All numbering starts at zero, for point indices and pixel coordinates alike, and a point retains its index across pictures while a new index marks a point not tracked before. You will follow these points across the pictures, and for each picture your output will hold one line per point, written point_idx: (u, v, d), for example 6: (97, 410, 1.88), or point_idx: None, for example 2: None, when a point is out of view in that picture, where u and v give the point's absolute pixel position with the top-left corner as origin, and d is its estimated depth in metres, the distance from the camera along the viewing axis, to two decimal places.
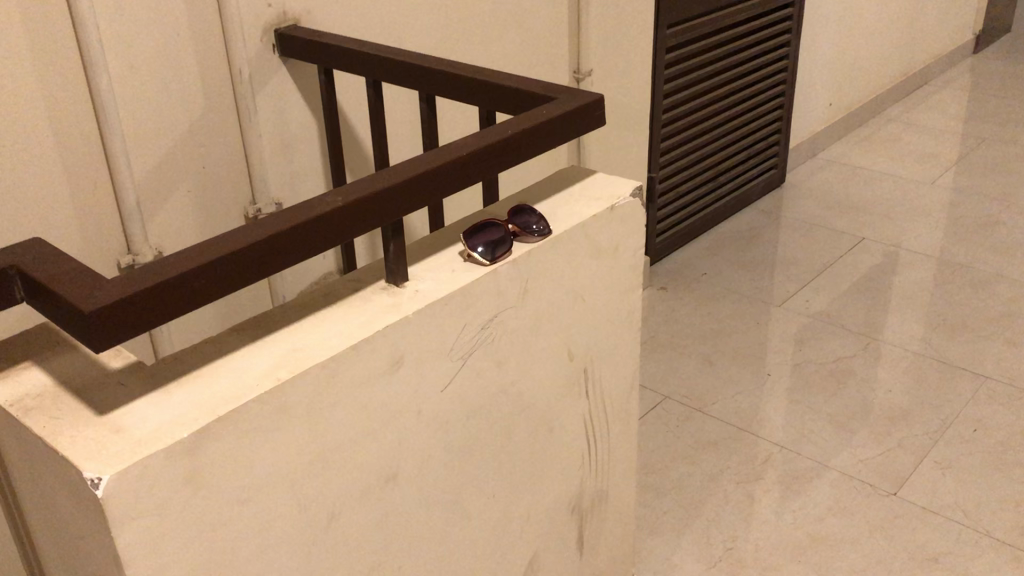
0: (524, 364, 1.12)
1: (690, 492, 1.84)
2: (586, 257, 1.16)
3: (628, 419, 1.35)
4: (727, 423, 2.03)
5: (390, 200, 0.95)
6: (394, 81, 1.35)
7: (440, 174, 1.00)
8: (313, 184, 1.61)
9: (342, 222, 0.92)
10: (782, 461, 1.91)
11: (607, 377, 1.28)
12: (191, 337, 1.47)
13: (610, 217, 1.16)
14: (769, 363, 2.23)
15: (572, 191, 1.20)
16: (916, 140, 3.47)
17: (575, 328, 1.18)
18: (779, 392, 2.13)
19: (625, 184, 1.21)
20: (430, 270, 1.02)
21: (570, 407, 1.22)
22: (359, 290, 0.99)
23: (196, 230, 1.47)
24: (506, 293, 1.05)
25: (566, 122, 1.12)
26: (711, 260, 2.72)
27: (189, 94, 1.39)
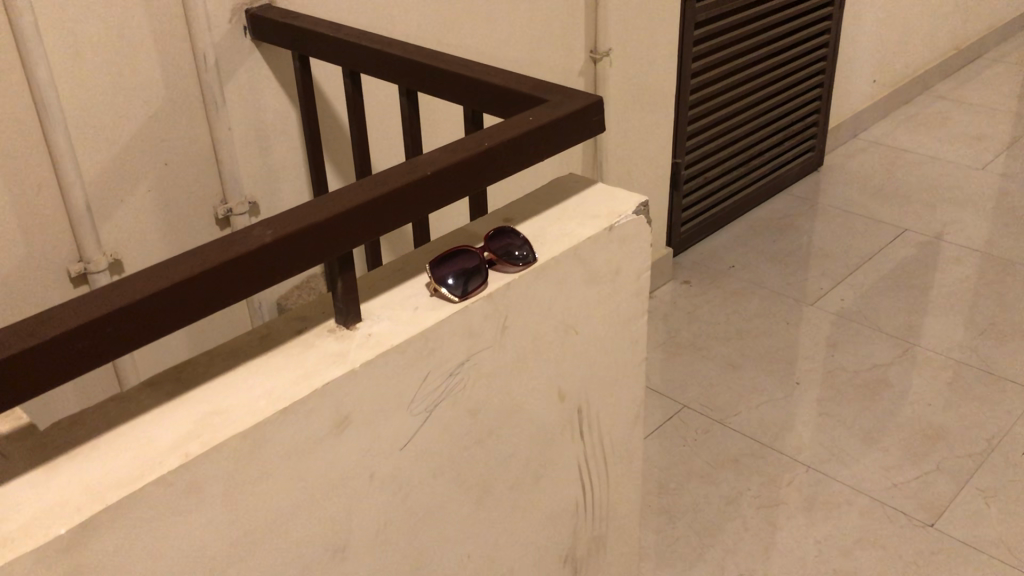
0: (505, 411, 0.97)
1: (705, 518, 1.69)
2: (580, 285, 1.00)
3: (631, 457, 1.20)
4: (750, 437, 1.88)
5: (336, 230, 0.79)
6: (372, 74, 1.20)
7: (402, 197, 0.83)
8: (294, 179, 1.47)
9: (273, 260, 0.76)
10: (807, 483, 1.76)
11: (606, 416, 1.12)
12: (157, 354, 1.34)
13: (608, 239, 1.00)
14: (798, 370, 2.06)
15: (565, 207, 1.04)
16: (967, 119, 3.24)
17: (566, 365, 1.03)
18: (808, 404, 1.96)
19: (627, 200, 1.04)
20: (389, 308, 0.87)
21: (562, 451, 1.07)
22: (303, 333, 0.84)
23: (158, 234, 1.33)
24: (479, 332, 0.90)
25: (559, 129, 0.94)
26: (740, 251, 2.54)
27: (148, 84, 1.25)
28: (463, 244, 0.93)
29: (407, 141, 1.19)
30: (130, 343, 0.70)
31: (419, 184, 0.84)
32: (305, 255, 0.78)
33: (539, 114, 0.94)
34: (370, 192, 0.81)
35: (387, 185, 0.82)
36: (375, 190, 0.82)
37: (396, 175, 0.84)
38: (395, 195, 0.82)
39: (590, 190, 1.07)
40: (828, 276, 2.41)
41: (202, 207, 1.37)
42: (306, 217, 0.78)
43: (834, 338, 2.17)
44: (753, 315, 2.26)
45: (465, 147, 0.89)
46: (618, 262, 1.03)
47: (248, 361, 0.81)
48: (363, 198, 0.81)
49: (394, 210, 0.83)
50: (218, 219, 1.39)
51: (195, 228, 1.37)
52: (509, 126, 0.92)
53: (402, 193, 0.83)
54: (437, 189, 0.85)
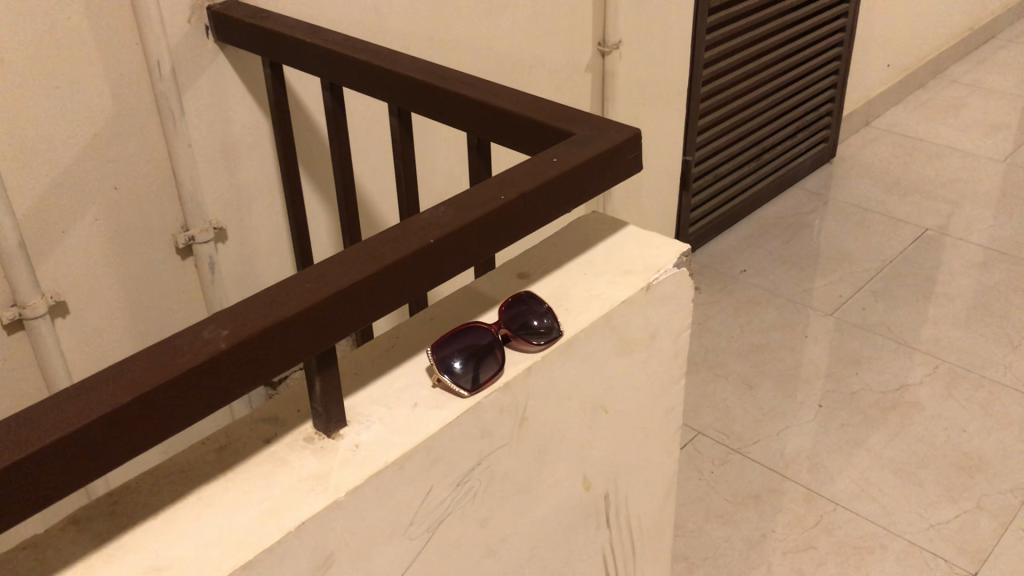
0: (521, 514, 0.80)
1: (726, 565, 1.54)
2: (612, 357, 0.82)
3: (660, 536, 1.04)
4: (772, 470, 1.72)
5: (320, 320, 0.61)
6: (357, 86, 1.01)
7: (403, 271, 0.65)
8: (269, 199, 1.27)
9: (238, 369, 0.58)
10: (836, 524, 1.61)
11: (635, 497, 0.96)
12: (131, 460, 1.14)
13: (645, 300, 0.83)
14: (820, 391, 1.91)
15: (594, 258, 0.86)
16: (984, 107, 3.08)
17: (594, 450, 0.86)
18: (833, 430, 1.81)
19: (666, 248, 0.87)
20: (381, 406, 0.69)
21: (585, 546, 0.91)
22: (274, 445, 0.66)
23: (109, 270, 1.14)
24: (493, 431, 0.73)
25: (590, 172, 0.77)
26: (751, 253, 2.38)
27: (93, 97, 1.05)
28: (471, 320, 0.75)
29: (397, 165, 1.01)
30: (39, 501, 0.52)
31: (423, 254, 0.66)
32: (279, 358, 0.60)
33: (565, 155, 0.76)
34: (363, 267, 0.63)
35: (384, 257, 0.64)
36: (369, 265, 0.64)
37: (393, 243, 0.66)
38: (394, 270, 0.64)
39: (621, 234, 0.89)
40: (847, 282, 2.25)
41: (159, 236, 1.18)
42: (280, 307, 0.60)
43: (858, 354, 2.01)
44: (768, 327, 2.10)
45: (477, 201, 0.71)
46: (656, 325, 0.86)
47: (200, 488, 0.63)
48: (353, 276, 0.63)
49: (392, 289, 0.65)
50: (179, 249, 1.20)
51: (153, 261, 1.18)
52: (530, 172, 0.74)
53: (402, 267, 0.65)
54: (445, 258, 0.67)
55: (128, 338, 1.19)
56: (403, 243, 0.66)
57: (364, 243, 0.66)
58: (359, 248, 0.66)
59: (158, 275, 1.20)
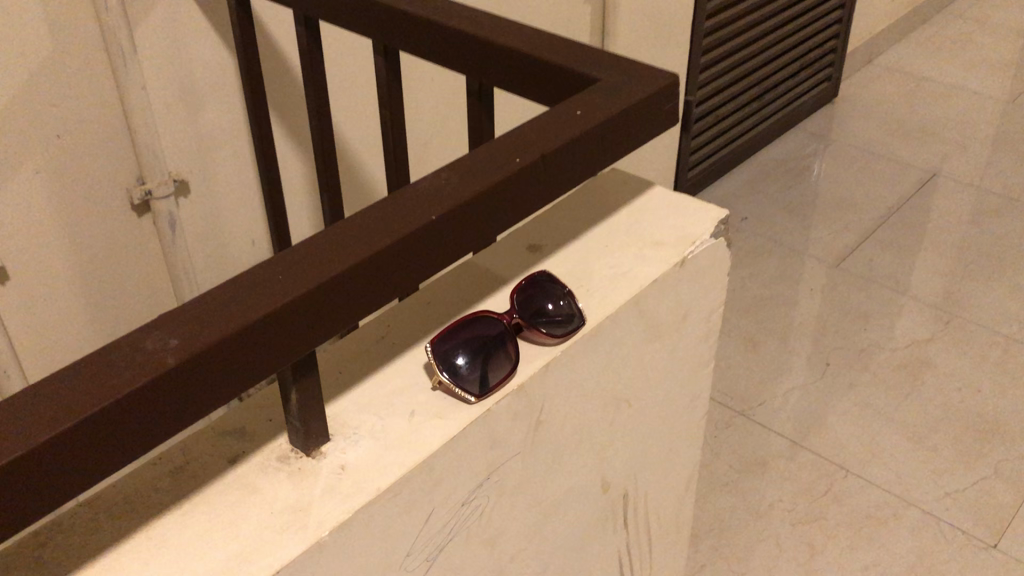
0: (533, 528, 0.69)
1: (733, 536, 1.46)
2: (639, 343, 0.71)
3: (678, 528, 0.93)
4: (779, 433, 1.63)
5: (297, 321, 0.49)
6: (336, 22, 0.86)
7: (399, 256, 0.53)
8: (237, 148, 1.13)
9: (193, 391, 0.45)
10: (847, 492, 1.52)
11: (654, 491, 0.85)
12: None
13: (677, 278, 0.71)
14: (826, 348, 1.81)
15: (619, 227, 0.73)
16: (990, 44, 2.95)
17: (614, 446, 0.75)
18: (841, 389, 1.72)
19: (701, 216, 0.75)
20: (373, 414, 0.57)
21: (598, 552, 0.80)
22: (243, 466, 0.55)
23: (56, 230, 1.00)
24: (505, 440, 0.61)
25: (620, 128, 0.64)
26: (751, 199, 2.26)
27: (29, 31, 0.90)
28: (479, 308, 0.63)
29: (384, 114, 0.87)
30: None
31: (424, 234, 0.53)
32: (247, 372, 0.48)
33: (590, 107, 0.63)
34: (351, 253, 0.51)
35: (377, 239, 0.52)
36: (357, 250, 0.51)
37: (386, 219, 0.54)
38: (389, 255, 0.52)
39: (648, 198, 0.77)
40: (852, 229, 2.14)
41: (113, 189, 1.04)
42: (247, 306, 0.47)
43: (865, 308, 1.91)
44: (771, 279, 1.99)
45: (486, 164, 0.58)
46: (687, 305, 0.74)
47: (152, 523, 0.51)
48: (339, 264, 0.50)
49: (387, 278, 0.52)
50: (135, 205, 1.06)
51: (104, 219, 1.04)
52: (550, 127, 0.62)
53: (399, 249, 0.52)
54: (449, 238, 0.55)
55: (80, 306, 1.06)
56: (400, 220, 0.54)
57: (351, 219, 0.54)
58: (345, 225, 0.53)
59: (112, 236, 1.06)
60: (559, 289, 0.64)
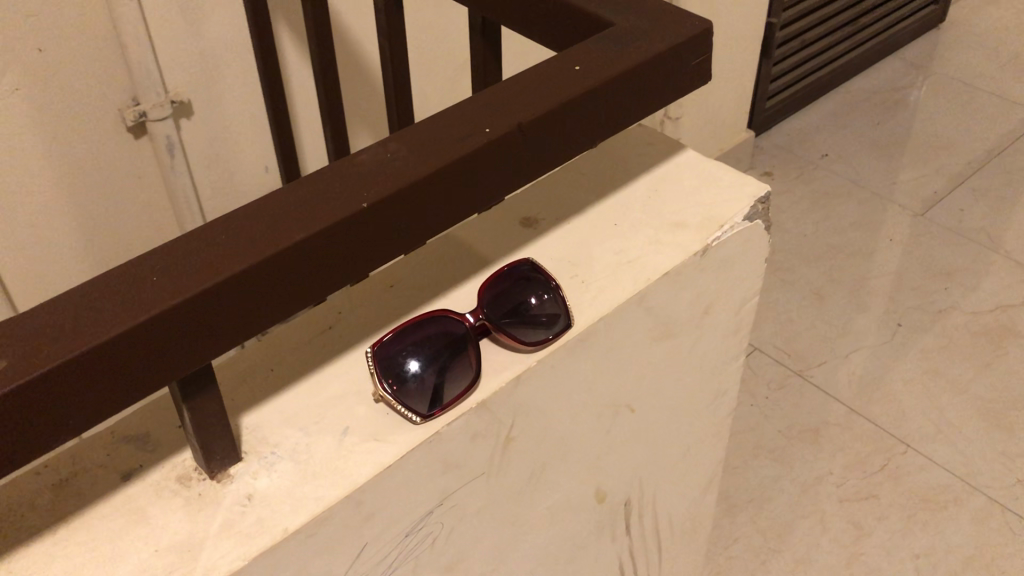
0: (505, 548, 0.59)
1: (774, 510, 1.35)
2: (643, 344, 0.59)
3: (695, 528, 0.83)
4: (837, 399, 1.50)
5: (173, 336, 0.39)
6: None
7: (315, 254, 0.42)
8: (246, 68, 1.03)
9: (30, 421, 0.36)
10: (905, 470, 1.40)
11: (665, 495, 0.75)
12: None
13: (697, 269, 0.59)
14: (900, 307, 1.66)
15: (634, 202, 0.61)
16: None
17: (611, 455, 0.64)
18: (911, 355, 1.57)
19: (737, 191, 0.62)
20: (296, 429, 0.48)
21: (591, 562, 0.71)
22: (135, 484, 0.46)
23: (41, 154, 0.92)
24: (462, 463, 0.51)
25: (629, 90, 0.51)
26: (834, 134, 2.08)
27: None
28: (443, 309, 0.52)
29: (382, 41, 0.75)
30: None
31: (350, 227, 0.43)
32: (104, 398, 0.38)
33: (593, 62, 0.51)
34: (252, 251, 0.41)
35: (288, 233, 0.42)
36: (260, 247, 0.41)
37: (302, 208, 0.43)
38: (300, 255, 0.42)
39: (676, 164, 0.64)
40: (943, 174, 1.95)
41: (105, 111, 0.95)
42: (107, 318, 0.38)
43: (949, 264, 1.74)
44: (847, 226, 1.83)
45: (442, 138, 0.47)
46: (709, 297, 0.62)
47: (18, 553, 0.43)
48: (233, 265, 0.40)
49: (298, 279, 0.42)
50: (130, 126, 0.97)
51: (96, 143, 0.96)
52: (535, 86, 0.49)
53: (314, 245, 0.42)
54: (385, 228, 0.44)
55: (70, 233, 0.99)
56: (323, 207, 0.43)
57: (265, 202, 0.44)
58: (257, 211, 0.43)
59: (105, 159, 0.97)
60: (541, 285, 0.53)
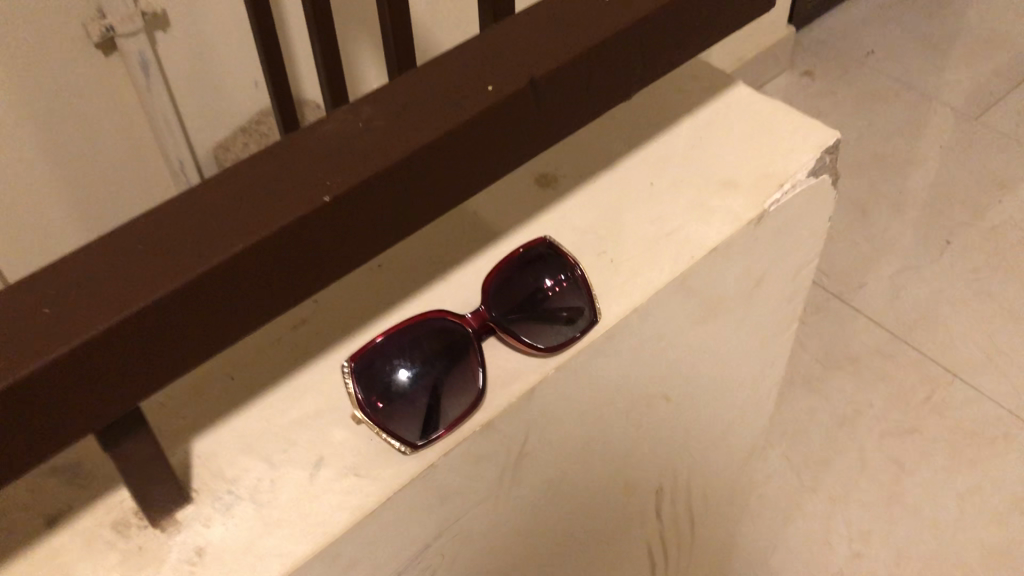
0: (520, 563, 0.51)
1: (810, 445, 1.28)
2: (683, 327, 0.49)
3: (735, 496, 0.75)
4: (879, 324, 1.41)
5: (76, 388, 0.30)
6: None
7: (266, 266, 0.32)
8: None
9: None
10: (951, 402, 1.31)
11: (703, 473, 0.66)
12: None
13: (749, 239, 0.49)
14: (949, 223, 1.54)
15: (676, 153, 0.50)
16: None
17: (644, 446, 0.55)
18: (960, 276, 1.46)
19: (799, 137, 0.51)
20: (260, 463, 0.39)
21: (618, 552, 0.63)
22: (65, 534, 0.37)
23: None
24: (464, 490, 0.42)
25: (675, 25, 0.40)
26: (882, 27, 1.92)
27: None
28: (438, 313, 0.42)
29: None
30: None
31: (309, 229, 0.33)
32: None
33: None
34: (175, 265, 0.30)
35: (229, 238, 0.31)
36: (188, 257, 0.31)
37: (250, 200, 0.33)
38: (247, 271, 0.32)
39: (725, 104, 0.53)
40: (1000, 72, 1.79)
41: (68, 29, 0.83)
42: None
43: (1005, 174, 1.61)
44: (893, 132, 1.70)
45: (434, 97, 0.36)
46: (762, 268, 0.52)
47: None
48: (151, 286, 0.30)
49: (243, 300, 0.33)
50: (98, 42, 0.85)
51: (59, 66, 0.84)
52: (551, 25, 0.38)
53: (265, 256, 0.32)
54: (356, 225, 0.34)
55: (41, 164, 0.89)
56: (274, 199, 0.32)
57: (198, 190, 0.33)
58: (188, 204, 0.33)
59: (71, 82, 0.86)
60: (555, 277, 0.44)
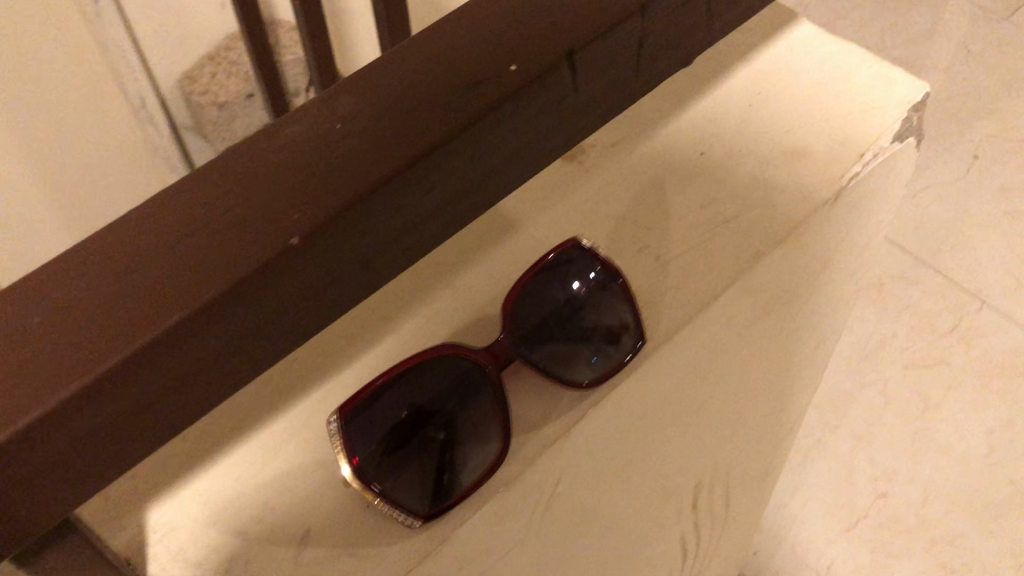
0: None
1: (830, 381, 1.22)
2: (738, 329, 0.41)
3: (774, 469, 0.69)
4: (904, 248, 1.33)
5: None
6: None
7: (211, 327, 0.25)
8: None
9: None
10: (979, 330, 1.24)
11: (744, 460, 0.59)
12: None
13: (819, 223, 0.40)
14: (978, 135, 1.44)
15: (733, 112, 0.41)
16: None
17: (687, 452, 0.48)
18: (990, 192, 1.38)
19: (880, 90, 0.42)
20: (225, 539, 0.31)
21: (652, 554, 0.56)
22: None
23: None
24: (488, 555, 0.35)
25: None
26: None
27: None
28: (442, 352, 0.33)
29: None
30: None
31: (273, 276, 0.25)
32: None
33: None
34: (93, 345, 0.22)
35: (169, 298, 0.23)
36: (107, 336, 0.23)
37: (197, 237, 0.24)
38: (188, 339, 0.24)
39: (790, 45, 0.43)
40: None
41: None
42: None
43: None
44: (918, 35, 1.58)
45: (432, 80, 0.27)
46: (832, 250, 0.44)
47: None
48: (59, 379, 0.22)
49: (183, 367, 0.25)
50: None
51: None
52: None
53: (213, 317, 0.24)
54: (325, 258, 0.26)
55: None
56: (224, 242, 0.24)
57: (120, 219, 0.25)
58: (106, 244, 0.24)
59: None
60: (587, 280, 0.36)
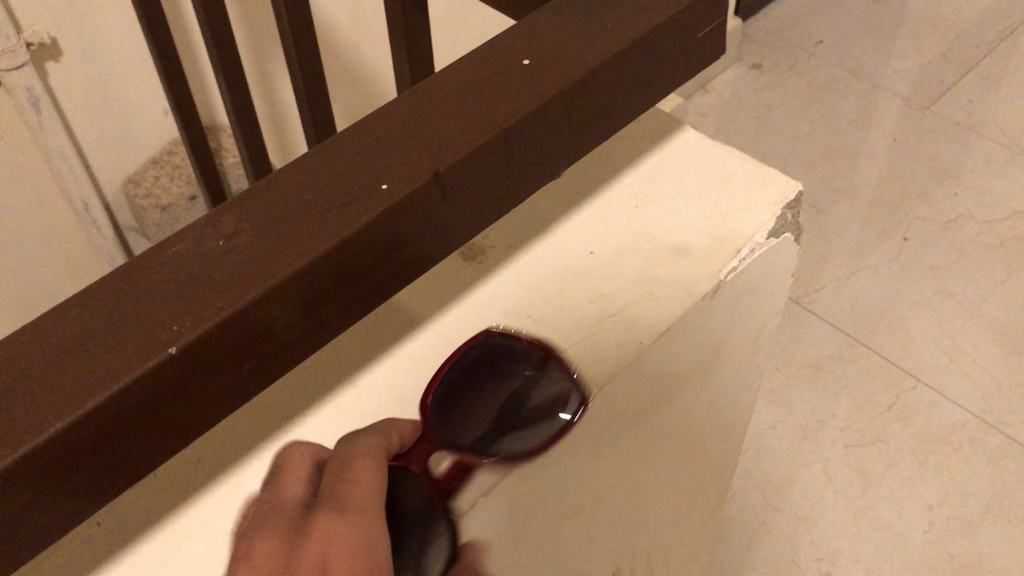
0: None
1: (772, 461, 1.24)
2: (631, 417, 0.44)
3: (697, 554, 0.70)
4: (840, 330, 1.37)
5: None
6: None
7: (110, 429, 0.27)
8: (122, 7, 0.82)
9: None
10: (915, 408, 1.27)
11: (662, 546, 0.61)
12: None
13: (704, 313, 0.43)
14: (905, 219, 1.51)
15: (619, 214, 0.44)
16: None
17: (596, 539, 0.50)
18: (919, 274, 1.43)
19: (757, 190, 0.45)
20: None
21: None
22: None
23: None
24: None
25: (601, 82, 0.34)
26: (827, 14, 1.89)
27: None
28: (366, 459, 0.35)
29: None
30: None
31: (170, 376, 0.27)
32: None
33: (552, 55, 0.34)
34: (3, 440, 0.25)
35: (72, 394, 0.26)
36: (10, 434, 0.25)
37: (99, 343, 0.27)
38: (87, 437, 0.26)
39: (672, 151, 0.47)
40: (949, 57, 1.77)
41: None
42: None
43: (959, 165, 1.58)
44: (845, 124, 1.66)
45: (318, 195, 0.30)
46: (720, 338, 0.46)
47: None
48: None
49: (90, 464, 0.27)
50: None
51: None
52: (458, 102, 0.32)
53: (112, 417, 0.26)
54: (223, 361, 0.28)
55: None
56: (118, 346, 0.27)
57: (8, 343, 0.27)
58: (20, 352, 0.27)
59: None
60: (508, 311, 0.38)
